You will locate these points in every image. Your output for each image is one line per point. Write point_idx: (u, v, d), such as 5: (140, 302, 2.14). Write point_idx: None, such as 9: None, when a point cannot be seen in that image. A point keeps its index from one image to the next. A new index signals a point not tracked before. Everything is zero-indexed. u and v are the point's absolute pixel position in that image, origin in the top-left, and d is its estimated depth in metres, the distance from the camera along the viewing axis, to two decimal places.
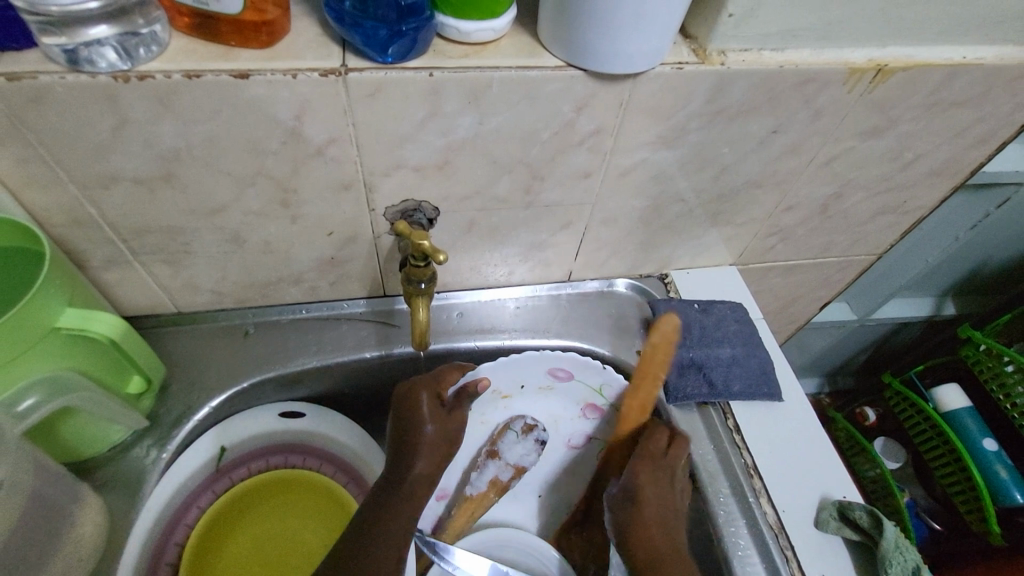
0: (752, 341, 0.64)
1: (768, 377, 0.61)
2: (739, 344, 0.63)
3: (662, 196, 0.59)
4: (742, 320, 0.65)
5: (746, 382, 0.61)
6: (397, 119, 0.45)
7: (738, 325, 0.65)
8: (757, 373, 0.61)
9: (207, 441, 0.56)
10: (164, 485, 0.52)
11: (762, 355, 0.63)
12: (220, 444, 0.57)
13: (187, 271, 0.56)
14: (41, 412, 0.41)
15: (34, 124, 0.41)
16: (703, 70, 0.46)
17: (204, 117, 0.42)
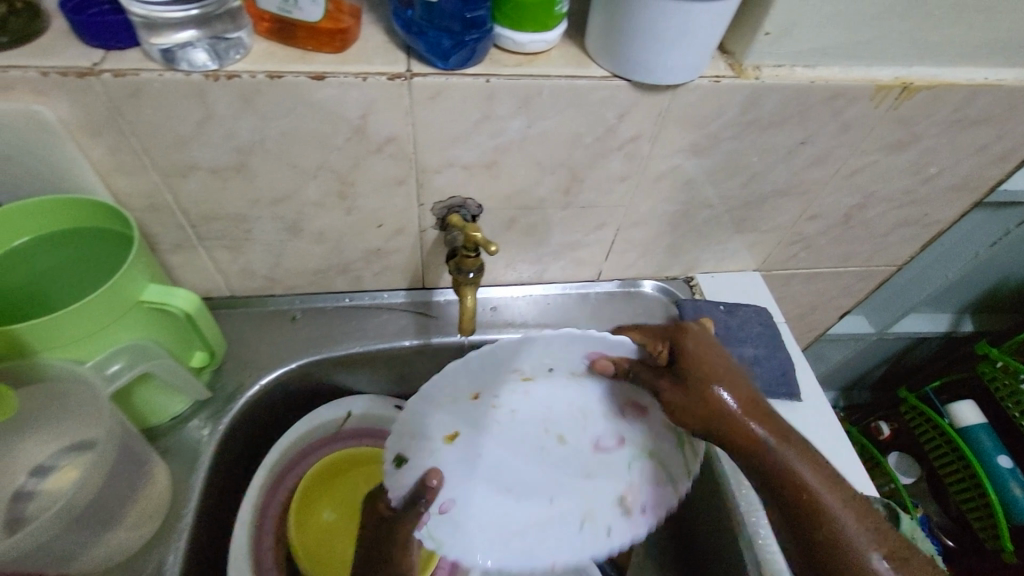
0: (774, 343, 0.67)
1: (788, 378, 0.64)
2: (762, 345, 0.66)
3: (691, 201, 0.62)
4: (766, 323, 0.68)
5: (766, 381, 0.63)
6: (453, 121, 0.49)
7: (762, 328, 0.67)
8: (777, 373, 0.64)
9: (327, 409, 0.63)
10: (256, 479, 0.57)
11: (783, 356, 0.66)
12: (347, 410, 0.63)
13: (245, 256, 0.60)
14: (126, 376, 0.46)
15: (130, 116, 0.45)
16: (739, 84, 0.49)
17: (280, 113, 0.47)
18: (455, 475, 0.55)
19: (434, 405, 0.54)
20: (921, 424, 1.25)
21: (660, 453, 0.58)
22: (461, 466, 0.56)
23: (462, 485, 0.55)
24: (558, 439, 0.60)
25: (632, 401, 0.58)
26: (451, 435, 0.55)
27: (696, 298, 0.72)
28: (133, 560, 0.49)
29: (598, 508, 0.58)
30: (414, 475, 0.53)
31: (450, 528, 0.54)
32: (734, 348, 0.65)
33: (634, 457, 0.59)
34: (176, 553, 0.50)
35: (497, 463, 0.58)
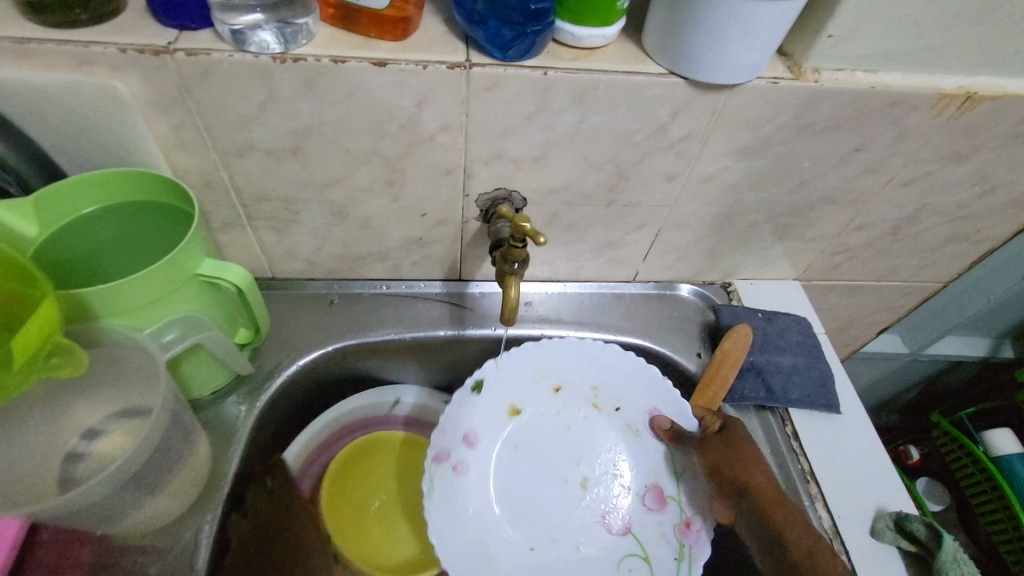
0: (814, 353, 0.66)
1: (827, 389, 0.63)
2: (801, 355, 0.65)
3: (736, 205, 0.61)
4: (806, 333, 0.67)
5: (805, 391, 0.62)
6: (507, 112, 0.50)
7: (801, 338, 0.66)
8: (816, 384, 0.63)
9: (372, 394, 0.67)
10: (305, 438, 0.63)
11: (823, 367, 0.64)
12: (394, 396, 0.68)
13: (291, 239, 0.61)
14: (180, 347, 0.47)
15: (197, 94, 0.46)
16: (797, 86, 0.49)
17: (340, 98, 0.48)
18: (491, 441, 0.62)
19: (520, 377, 0.64)
20: (951, 447, 1.21)
21: (659, 559, 0.57)
22: (508, 443, 0.62)
23: (484, 459, 0.61)
24: (581, 482, 0.61)
25: (657, 489, 0.60)
26: (515, 409, 0.63)
27: (734, 304, 0.71)
28: (173, 527, 0.51)
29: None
30: (456, 429, 0.61)
31: (455, 477, 0.59)
32: (771, 356, 0.64)
33: (636, 553, 0.58)
34: (212, 524, 0.52)
35: (519, 470, 0.61)
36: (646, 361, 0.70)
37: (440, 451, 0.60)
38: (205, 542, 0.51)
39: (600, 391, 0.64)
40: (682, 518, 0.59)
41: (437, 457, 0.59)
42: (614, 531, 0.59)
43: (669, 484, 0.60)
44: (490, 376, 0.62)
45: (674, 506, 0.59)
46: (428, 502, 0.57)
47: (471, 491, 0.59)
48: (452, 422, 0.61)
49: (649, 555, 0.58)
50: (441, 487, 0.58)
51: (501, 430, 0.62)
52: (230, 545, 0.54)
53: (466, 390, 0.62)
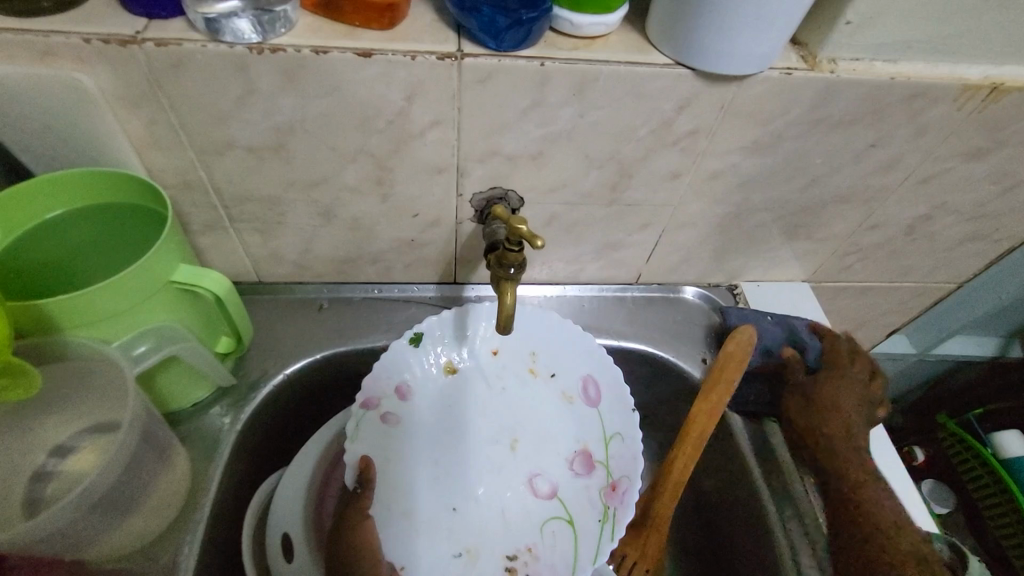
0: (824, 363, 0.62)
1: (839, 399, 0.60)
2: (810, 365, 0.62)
3: (745, 203, 0.58)
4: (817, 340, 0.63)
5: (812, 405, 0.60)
6: (502, 107, 0.46)
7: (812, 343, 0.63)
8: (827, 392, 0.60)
9: None
10: (307, 455, 0.56)
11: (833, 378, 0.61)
12: None
13: (276, 241, 0.58)
14: (152, 358, 0.45)
15: (169, 88, 0.43)
16: (812, 77, 0.45)
17: (323, 92, 0.44)
18: (426, 394, 0.56)
19: (460, 334, 0.58)
20: (958, 450, 1.16)
21: (584, 523, 0.53)
22: (438, 400, 0.57)
23: (418, 414, 0.55)
24: (511, 444, 0.56)
25: (585, 453, 0.55)
26: (451, 368, 0.58)
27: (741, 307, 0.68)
28: (151, 550, 0.48)
29: (498, 537, 0.53)
30: (387, 386, 0.55)
31: (382, 430, 0.53)
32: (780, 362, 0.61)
33: (559, 515, 0.53)
34: (193, 546, 0.49)
35: (446, 425, 0.56)
36: (649, 367, 0.67)
37: (370, 399, 0.53)
38: (186, 565, 0.48)
39: (537, 354, 0.59)
40: (608, 481, 0.53)
41: (366, 404, 0.53)
42: (540, 494, 0.54)
43: (598, 448, 0.55)
44: (428, 333, 0.57)
45: (601, 472, 0.54)
46: (351, 449, 0.50)
47: (400, 442, 0.54)
48: (388, 370, 0.55)
49: (572, 518, 0.53)
50: (366, 439, 0.52)
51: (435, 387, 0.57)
52: (212, 566, 0.51)
53: (403, 342, 0.56)
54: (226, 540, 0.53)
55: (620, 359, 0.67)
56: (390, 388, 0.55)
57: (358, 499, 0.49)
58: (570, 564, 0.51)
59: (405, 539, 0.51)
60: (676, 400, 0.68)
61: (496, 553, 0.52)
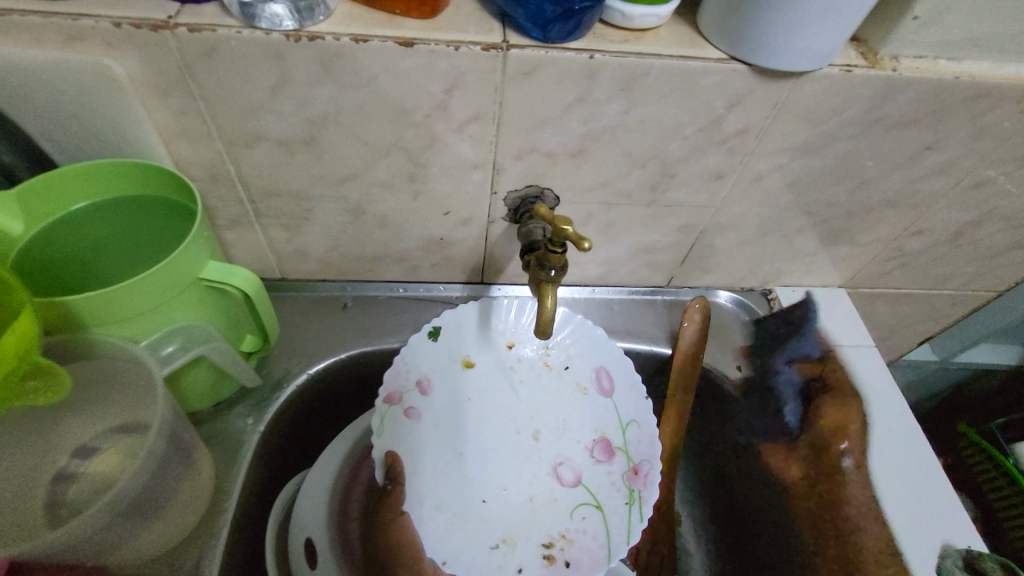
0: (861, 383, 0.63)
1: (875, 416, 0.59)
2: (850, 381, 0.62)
3: (788, 206, 0.56)
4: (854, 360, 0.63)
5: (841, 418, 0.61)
6: (545, 101, 0.44)
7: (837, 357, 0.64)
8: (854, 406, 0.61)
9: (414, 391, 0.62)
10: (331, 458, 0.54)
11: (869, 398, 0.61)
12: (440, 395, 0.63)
13: (302, 237, 0.56)
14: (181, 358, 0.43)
15: (201, 76, 0.41)
16: (872, 75, 0.43)
17: (360, 83, 0.43)
18: (444, 388, 0.53)
19: (473, 325, 0.55)
20: (982, 463, 1.09)
21: (611, 508, 0.50)
22: (457, 396, 0.54)
23: (438, 411, 0.53)
24: (532, 435, 0.54)
25: (604, 440, 0.53)
26: (469, 361, 0.55)
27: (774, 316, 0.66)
28: (173, 556, 0.46)
29: (530, 525, 0.50)
30: (405, 381, 0.52)
31: (405, 426, 0.50)
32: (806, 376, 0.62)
33: (587, 502, 0.51)
34: (216, 553, 0.47)
35: (466, 420, 0.53)
36: None
37: (392, 393, 0.50)
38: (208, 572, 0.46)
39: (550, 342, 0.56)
40: (629, 465, 0.51)
41: (389, 399, 0.50)
42: (566, 482, 0.52)
43: (617, 435, 0.53)
44: (444, 326, 0.54)
45: (621, 457, 0.52)
46: (379, 444, 0.48)
47: (424, 439, 0.51)
48: (408, 364, 0.52)
49: (601, 502, 0.50)
50: (392, 433, 0.50)
51: (453, 383, 0.54)
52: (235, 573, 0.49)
53: (420, 336, 0.53)
54: (250, 546, 0.52)
55: (651, 364, 0.65)
56: (408, 382, 0.51)
57: None
58: (604, 552, 0.48)
59: (447, 531, 0.49)
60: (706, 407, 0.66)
61: (532, 541, 0.49)
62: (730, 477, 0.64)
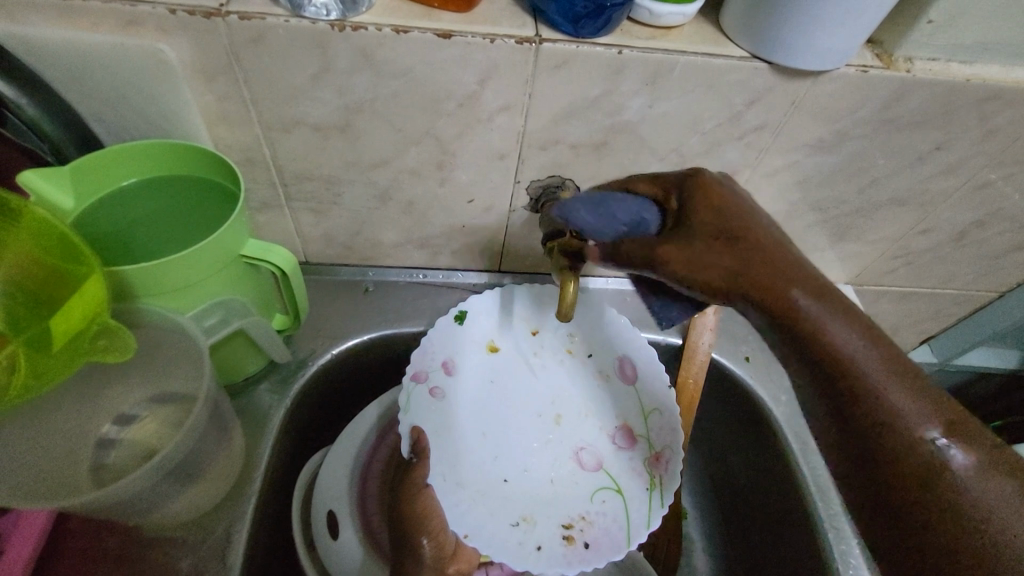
0: None
1: None
2: None
3: (801, 202, 0.58)
4: None
5: None
6: (573, 94, 0.46)
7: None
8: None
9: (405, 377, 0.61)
10: (351, 436, 0.56)
11: None
12: None
13: (329, 222, 0.58)
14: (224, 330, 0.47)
15: (246, 62, 0.43)
16: (887, 76, 0.46)
17: (399, 72, 0.44)
18: (468, 372, 0.56)
19: (500, 311, 0.58)
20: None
21: (631, 494, 0.52)
22: (482, 378, 0.57)
23: (463, 391, 0.55)
24: (554, 419, 0.57)
25: (626, 427, 0.55)
26: (493, 346, 0.58)
27: None
28: (205, 521, 0.49)
29: (550, 506, 0.52)
30: (434, 360, 0.54)
31: (430, 404, 0.52)
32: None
33: (607, 486, 0.52)
34: (245, 520, 0.49)
35: (491, 402, 0.56)
36: None
37: (419, 371, 0.53)
38: (239, 537, 0.48)
39: (574, 333, 0.59)
40: (651, 452, 0.53)
41: (415, 376, 0.53)
42: (587, 467, 0.54)
43: (639, 423, 0.55)
44: (472, 310, 0.57)
45: (643, 444, 0.54)
46: (406, 419, 0.50)
47: (450, 416, 0.53)
48: (435, 345, 0.55)
49: (621, 487, 0.52)
50: (417, 410, 0.51)
51: (480, 366, 0.57)
52: (261, 544, 0.51)
53: (447, 318, 0.56)
54: (274, 519, 0.54)
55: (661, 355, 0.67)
56: (438, 363, 0.54)
57: (415, 468, 0.48)
58: (623, 534, 0.49)
59: (467, 508, 0.50)
60: (716, 400, 0.67)
61: (553, 522, 0.50)
62: (735, 464, 0.66)
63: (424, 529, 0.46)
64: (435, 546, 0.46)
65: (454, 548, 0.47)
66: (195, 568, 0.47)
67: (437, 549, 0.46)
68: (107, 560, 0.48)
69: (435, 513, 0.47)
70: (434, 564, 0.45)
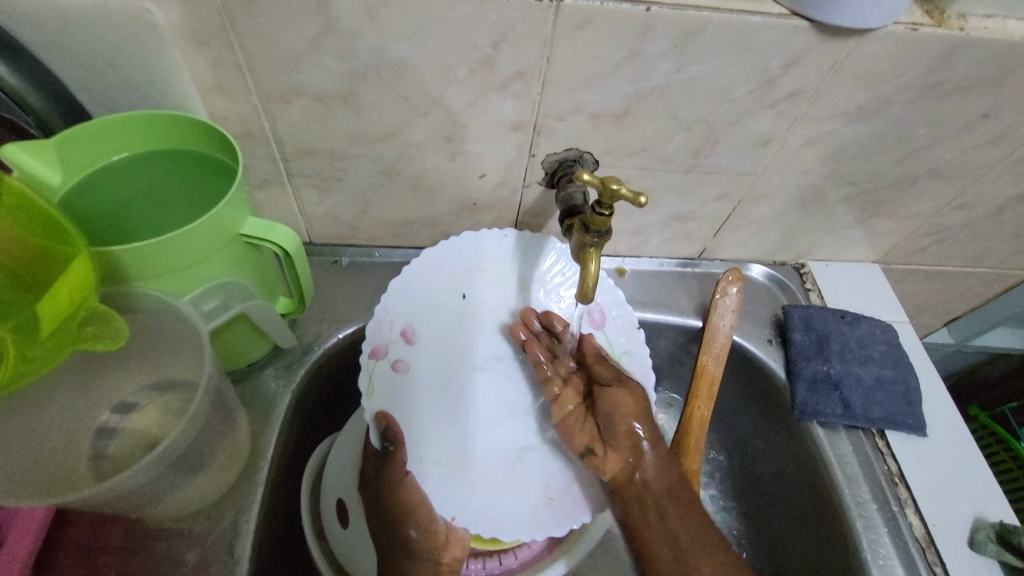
0: (902, 364, 0.59)
1: (914, 408, 0.56)
2: (888, 366, 0.58)
3: (835, 174, 0.54)
4: (893, 342, 0.60)
5: (886, 408, 0.56)
6: (595, 57, 0.43)
7: (887, 347, 0.59)
8: (901, 402, 0.56)
9: None
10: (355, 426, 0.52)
11: (912, 382, 0.58)
12: None
13: (333, 200, 0.55)
14: (223, 315, 0.45)
15: (242, 24, 0.40)
16: (939, 34, 0.42)
17: (406, 34, 0.41)
18: (431, 336, 0.51)
19: (458, 259, 0.53)
20: (992, 447, 0.96)
21: None
22: (441, 344, 0.52)
23: (432, 358, 0.51)
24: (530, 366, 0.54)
25: None
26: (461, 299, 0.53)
27: (810, 291, 0.65)
28: (210, 511, 0.47)
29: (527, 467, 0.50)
30: (393, 327, 0.50)
31: (396, 380, 0.48)
32: (853, 369, 0.58)
33: None
34: (253, 510, 0.47)
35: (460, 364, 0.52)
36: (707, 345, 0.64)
37: (377, 346, 0.49)
38: (247, 528, 0.47)
39: (533, 278, 0.55)
40: None
41: (374, 353, 0.48)
42: None
43: None
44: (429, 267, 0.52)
45: None
46: (369, 405, 0.46)
47: (416, 389, 0.49)
48: (392, 312, 0.50)
49: None
50: (383, 389, 0.47)
51: (445, 326, 0.52)
52: (270, 541, 0.49)
53: (404, 278, 0.51)
54: (283, 506, 0.52)
55: (681, 338, 0.64)
56: (394, 330, 0.50)
57: (392, 455, 0.46)
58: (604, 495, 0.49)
59: (452, 487, 0.47)
60: (737, 385, 0.64)
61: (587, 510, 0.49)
62: (755, 449, 0.63)
63: (412, 520, 0.46)
64: (425, 537, 0.45)
65: (447, 533, 0.46)
66: (203, 560, 0.45)
67: (428, 540, 0.45)
68: (109, 552, 0.46)
69: (419, 504, 0.46)
70: (426, 555, 0.45)
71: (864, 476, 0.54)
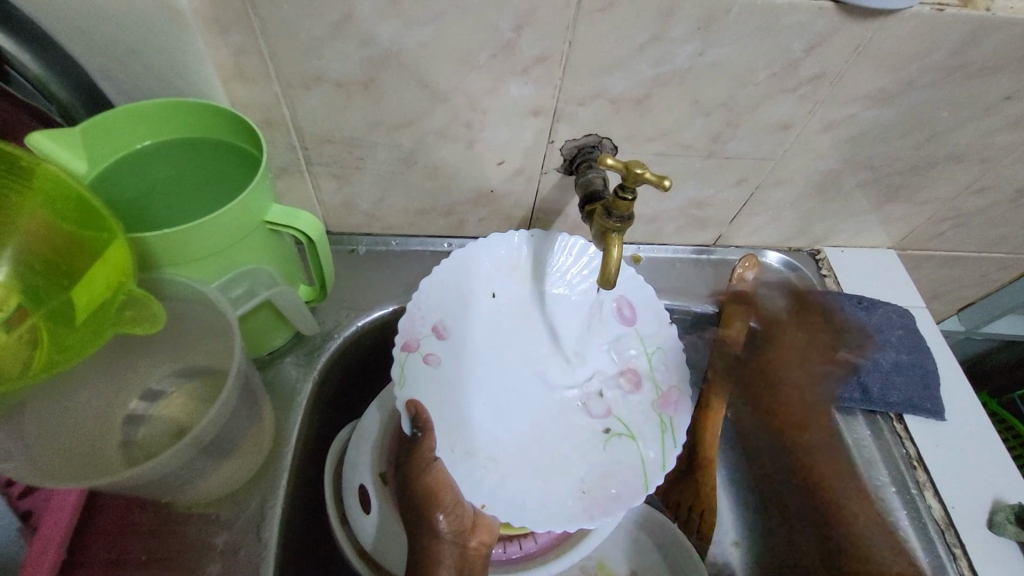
0: (921, 348, 0.58)
1: (932, 392, 0.56)
2: (906, 351, 0.58)
3: (853, 158, 0.54)
4: (911, 326, 0.59)
5: (905, 393, 0.56)
6: (617, 41, 0.43)
7: (905, 332, 0.59)
8: (919, 386, 0.56)
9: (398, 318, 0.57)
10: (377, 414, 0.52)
11: (930, 366, 0.57)
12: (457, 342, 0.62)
13: (351, 188, 0.55)
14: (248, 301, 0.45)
15: (264, 10, 0.40)
16: (965, 15, 0.42)
17: (428, 18, 0.41)
18: (462, 330, 0.52)
19: (491, 257, 0.54)
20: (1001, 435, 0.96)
21: (642, 438, 0.52)
22: (471, 337, 0.53)
23: (461, 351, 0.52)
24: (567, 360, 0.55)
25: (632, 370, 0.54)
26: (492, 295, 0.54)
27: (826, 277, 0.65)
28: (238, 495, 0.48)
29: (560, 458, 0.51)
30: (426, 323, 0.51)
31: (427, 372, 0.49)
32: (870, 354, 0.58)
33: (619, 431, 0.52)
34: (278, 497, 0.48)
35: (489, 357, 0.53)
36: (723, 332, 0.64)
37: (409, 340, 0.49)
38: (273, 513, 0.47)
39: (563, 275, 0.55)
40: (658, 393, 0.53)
41: (405, 345, 0.49)
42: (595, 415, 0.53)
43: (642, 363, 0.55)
44: (460, 262, 0.53)
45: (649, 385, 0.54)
46: (401, 394, 0.47)
47: (444, 381, 0.50)
48: (423, 307, 0.51)
49: (634, 432, 0.52)
50: (413, 380, 0.48)
51: (474, 319, 0.53)
52: (295, 526, 0.50)
53: (437, 272, 0.52)
54: (308, 492, 0.53)
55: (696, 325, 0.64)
56: (425, 324, 0.51)
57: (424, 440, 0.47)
58: (639, 480, 0.49)
59: (481, 477, 0.49)
60: None
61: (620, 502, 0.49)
62: None
63: (439, 503, 0.46)
64: (453, 520, 0.45)
65: (473, 519, 0.46)
66: (232, 543, 0.46)
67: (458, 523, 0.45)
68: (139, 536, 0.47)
69: (445, 487, 0.47)
70: (454, 538, 0.45)
71: (883, 462, 0.55)
